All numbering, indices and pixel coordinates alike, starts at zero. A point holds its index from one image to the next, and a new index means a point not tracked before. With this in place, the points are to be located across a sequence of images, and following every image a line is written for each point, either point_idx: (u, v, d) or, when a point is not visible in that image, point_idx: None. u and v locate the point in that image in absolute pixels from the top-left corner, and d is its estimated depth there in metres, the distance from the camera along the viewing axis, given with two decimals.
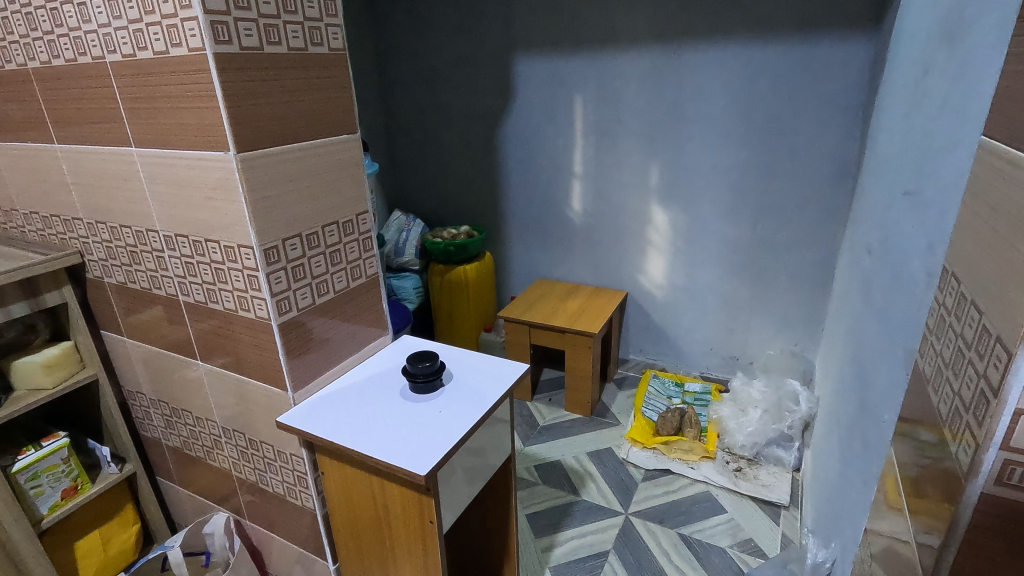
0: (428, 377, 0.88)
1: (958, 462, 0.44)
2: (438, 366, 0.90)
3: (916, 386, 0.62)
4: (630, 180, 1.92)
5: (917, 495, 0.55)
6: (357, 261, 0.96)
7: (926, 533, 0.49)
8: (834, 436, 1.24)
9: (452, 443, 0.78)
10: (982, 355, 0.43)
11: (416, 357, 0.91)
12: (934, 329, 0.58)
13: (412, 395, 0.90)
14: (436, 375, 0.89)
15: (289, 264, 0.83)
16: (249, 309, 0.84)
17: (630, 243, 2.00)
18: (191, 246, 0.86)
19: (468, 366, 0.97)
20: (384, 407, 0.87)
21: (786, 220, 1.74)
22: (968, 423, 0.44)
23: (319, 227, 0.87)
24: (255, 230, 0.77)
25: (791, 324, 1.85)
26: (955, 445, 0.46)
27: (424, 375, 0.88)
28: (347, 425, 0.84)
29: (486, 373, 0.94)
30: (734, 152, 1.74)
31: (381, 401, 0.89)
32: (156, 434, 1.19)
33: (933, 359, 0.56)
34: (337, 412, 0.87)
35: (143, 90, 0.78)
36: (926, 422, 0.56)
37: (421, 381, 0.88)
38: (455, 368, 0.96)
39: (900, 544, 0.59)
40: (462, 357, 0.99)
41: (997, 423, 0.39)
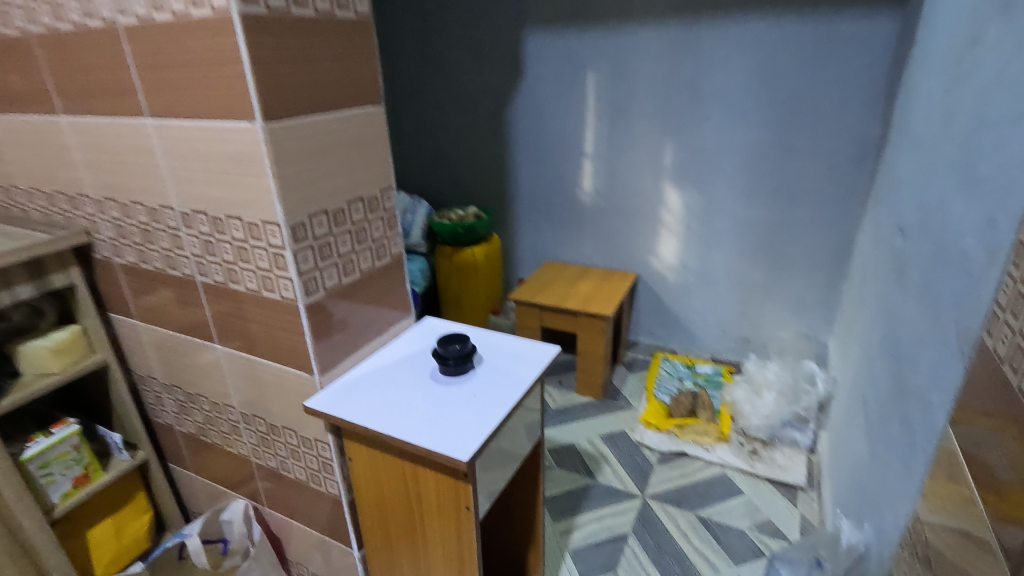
0: (459, 361, 0.85)
1: None
2: (470, 349, 0.87)
3: (984, 368, 0.60)
4: (643, 160, 1.88)
5: (992, 478, 0.53)
6: (382, 240, 0.92)
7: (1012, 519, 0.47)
8: (858, 417, 1.22)
9: (491, 427, 0.76)
10: None
11: (448, 339, 0.87)
12: (1010, 307, 0.55)
13: (442, 378, 0.87)
14: (466, 359, 0.86)
15: (316, 242, 0.79)
16: (273, 290, 0.80)
17: (642, 224, 1.97)
18: (210, 224, 0.82)
19: (497, 349, 0.94)
20: (416, 390, 0.84)
21: (802, 201, 1.72)
22: None
23: (346, 204, 0.83)
24: (282, 206, 0.73)
25: (805, 306, 1.83)
26: None
27: (455, 358, 0.85)
28: (378, 410, 0.81)
29: (518, 356, 0.91)
30: (752, 131, 1.71)
31: (411, 384, 0.86)
32: (169, 420, 1.15)
33: (1008, 337, 0.53)
34: (366, 397, 0.84)
35: (160, 56, 0.73)
36: (1002, 403, 0.54)
37: (451, 364, 0.85)
38: (484, 351, 0.93)
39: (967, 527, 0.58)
40: (490, 340, 0.96)
41: None
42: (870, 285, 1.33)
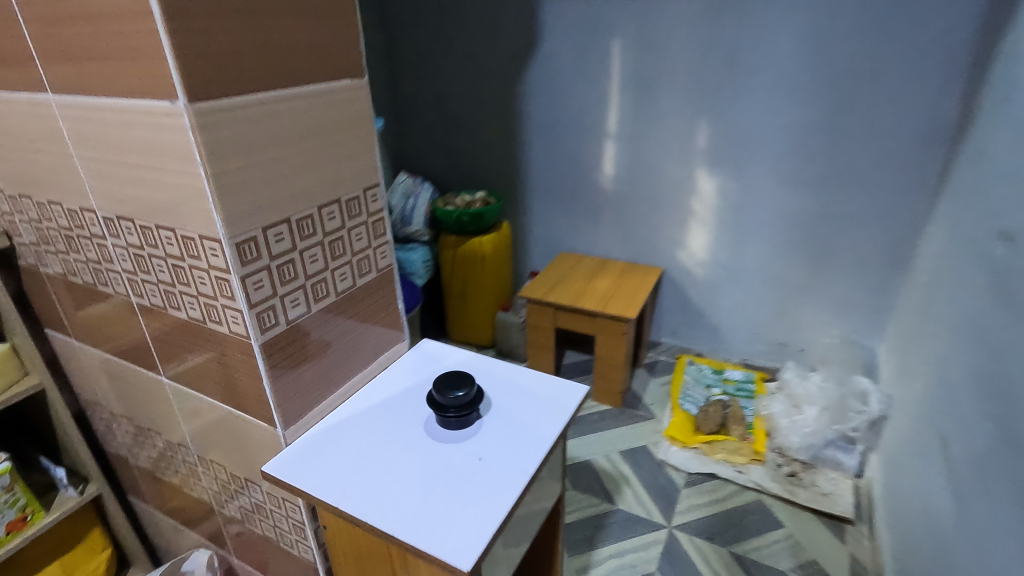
0: (462, 412, 0.67)
1: None
2: (476, 394, 0.69)
3: None
4: (673, 141, 1.66)
5: None
6: (365, 251, 0.72)
7: None
8: (935, 457, 1.04)
9: (503, 513, 0.57)
10: None
11: (446, 380, 0.69)
12: None
13: (441, 431, 0.69)
14: (470, 408, 0.68)
15: (273, 262, 0.60)
16: (220, 322, 0.62)
17: (670, 214, 1.76)
18: (139, 234, 0.63)
19: (510, 389, 0.75)
20: (407, 450, 0.66)
21: (858, 191, 1.50)
22: None
23: (315, 209, 0.63)
24: (222, 218, 0.53)
25: (853, 309, 1.63)
26: None
27: (457, 409, 0.67)
28: (358, 480, 0.63)
29: (535, 400, 0.73)
30: (803, 110, 1.48)
31: (402, 440, 0.68)
32: (123, 452, 0.98)
33: None
34: (343, 457, 0.66)
35: (51, 8, 0.53)
36: None
37: (451, 416, 0.67)
38: (494, 392, 0.74)
39: None
40: (501, 376, 0.77)
41: None
42: (952, 298, 1.13)
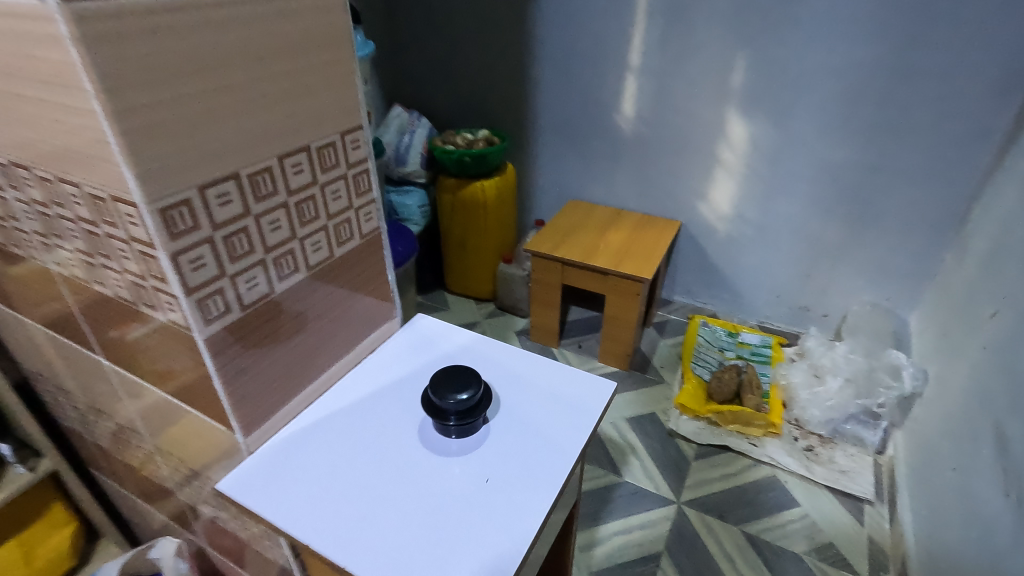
0: (468, 417, 0.55)
1: None
2: (482, 396, 0.56)
3: None
4: (705, 79, 1.46)
5: None
6: (344, 214, 0.57)
7: None
8: (986, 452, 0.93)
9: (518, 560, 0.46)
10: None
11: (442, 380, 0.57)
12: None
13: (439, 440, 0.57)
14: (477, 411, 0.55)
15: (219, 233, 0.45)
16: (153, 307, 0.47)
17: (694, 162, 1.58)
18: (40, 188, 0.47)
19: (523, 386, 0.62)
20: (398, 466, 0.54)
21: (911, 144, 1.33)
22: None
23: (274, 160, 0.47)
24: (135, 175, 0.38)
25: (887, 275, 1.50)
26: None
27: (462, 414, 0.55)
28: (336, 504, 0.51)
29: (553, 403, 0.60)
30: (859, 46, 1.29)
31: (391, 451, 0.56)
32: (76, 426, 0.86)
33: None
34: (319, 473, 0.54)
35: None
36: None
37: (454, 423, 0.55)
38: (504, 391, 0.62)
39: None
40: (511, 368, 0.65)
41: None
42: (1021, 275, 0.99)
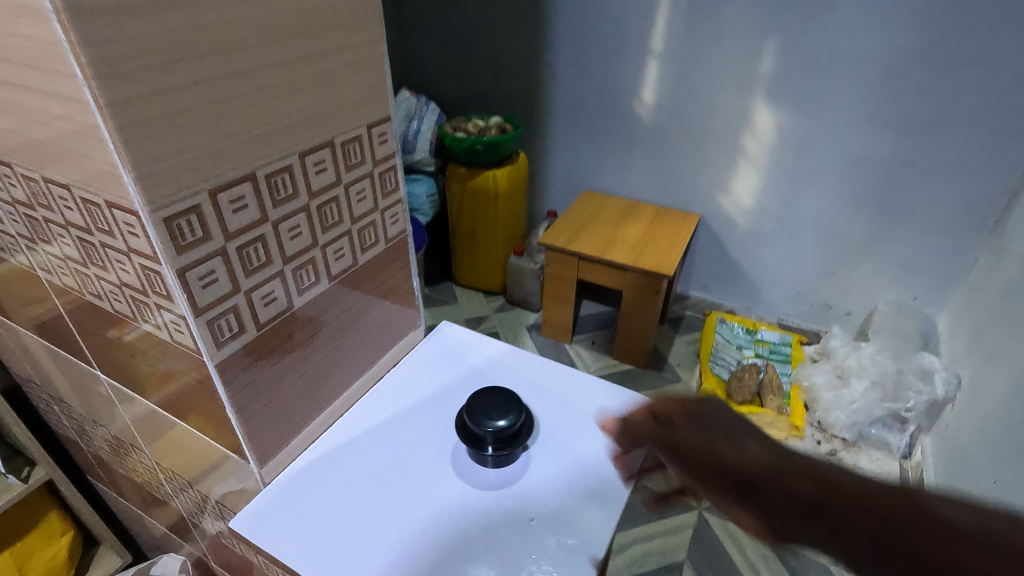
0: (508, 445, 0.50)
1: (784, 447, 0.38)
2: (523, 424, 0.51)
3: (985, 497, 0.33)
4: (730, 65, 1.39)
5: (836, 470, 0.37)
6: (369, 217, 0.51)
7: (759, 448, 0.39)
8: None
9: None
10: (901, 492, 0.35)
11: (477, 403, 0.51)
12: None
13: (471, 468, 0.51)
14: (518, 438, 0.50)
15: (232, 243, 0.39)
16: (157, 326, 0.42)
17: (716, 153, 1.51)
18: (24, 188, 0.41)
19: (562, 408, 0.57)
20: (429, 500, 0.49)
21: (948, 135, 1.27)
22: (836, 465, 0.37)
23: (294, 158, 0.41)
24: (135, 178, 0.32)
25: (915, 273, 1.44)
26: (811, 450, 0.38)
27: (502, 443, 0.49)
28: (362, 543, 0.46)
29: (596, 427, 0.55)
30: (897, 31, 1.22)
31: (421, 482, 0.51)
32: (71, 434, 0.81)
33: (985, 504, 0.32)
34: (342, 507, 0.49)
35: None
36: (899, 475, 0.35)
37: (493, 452, 0.50)
38: (542, 413, 0.57)
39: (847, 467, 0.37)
40: (547, 386, 0.59)
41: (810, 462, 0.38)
42: None
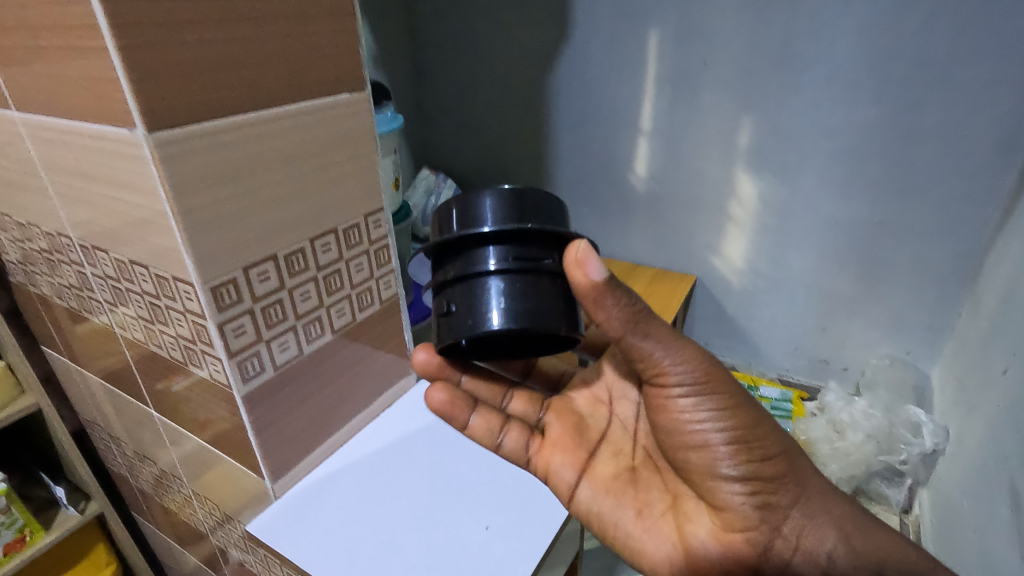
0: (470, 311, 0.54)
1: (732, 413, 0.56)
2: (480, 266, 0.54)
3: (751, 462, 0.56)
4: (712, 141, 1.53)
5: (736, 434, 0.56)
6: (366, 283, 0.65)
7: (718, 407, 0.56)
8: (1002, 511, 0.93)
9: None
10: (743, 452, 0.56)
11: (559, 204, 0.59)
12: (758, 484, 0.56)
13: (456, 532, 0.58)
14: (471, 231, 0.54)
15: (258, 305, 0.53)
16: (200, 367, 0.55)
17: (705, 219, 1.64)
18: (115, 267, 0.57)
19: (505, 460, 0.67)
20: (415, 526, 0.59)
21: (918, 200, 1.37)
22: (733, 435, 0.56)
23: (306, 241, 0.56)
24: (193, 262, 0.47)
25: (905, 328, 1.51)
26: (740, 429, 0.56)
27: (506, 303, 0.53)
28: (363, 547, 0.57)
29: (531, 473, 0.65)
30: (859, 109, 1.35)
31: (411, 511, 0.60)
32: (123, 470, 0.94)
33: (751, 467, 0.56)
34: (350, 539, 0.58)
35: (18, 38, 0.47)
36: (747, 449, 0.56)
37: (519, 313, 0.53)
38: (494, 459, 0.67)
39: (738, 429, 0.56)
40: None
41: (731, 424, 0.56)
42: None
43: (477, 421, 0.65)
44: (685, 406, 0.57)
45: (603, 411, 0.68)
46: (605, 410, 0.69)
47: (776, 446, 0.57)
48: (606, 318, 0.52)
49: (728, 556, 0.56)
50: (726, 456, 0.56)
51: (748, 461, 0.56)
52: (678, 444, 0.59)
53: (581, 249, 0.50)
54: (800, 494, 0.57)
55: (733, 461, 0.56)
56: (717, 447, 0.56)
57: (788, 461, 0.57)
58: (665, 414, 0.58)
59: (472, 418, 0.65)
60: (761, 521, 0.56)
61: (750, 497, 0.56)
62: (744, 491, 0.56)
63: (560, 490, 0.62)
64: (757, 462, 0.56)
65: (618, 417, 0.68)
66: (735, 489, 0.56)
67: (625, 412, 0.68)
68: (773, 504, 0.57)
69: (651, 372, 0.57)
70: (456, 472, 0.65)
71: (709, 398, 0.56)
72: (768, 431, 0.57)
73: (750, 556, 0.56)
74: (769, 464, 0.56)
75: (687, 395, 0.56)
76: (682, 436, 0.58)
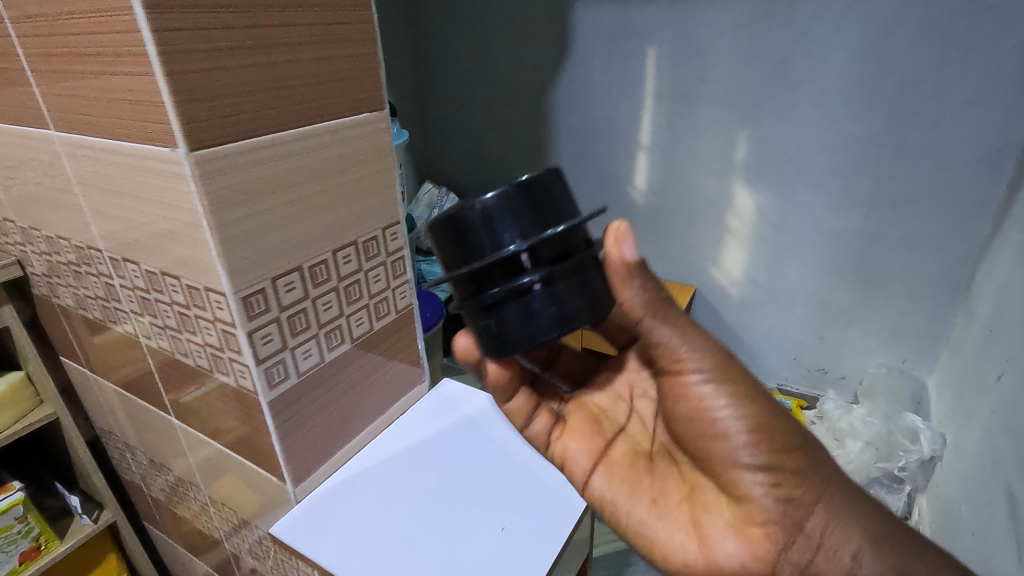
0: (519, 329, 0.46)
1: (752, 401, 0.52)
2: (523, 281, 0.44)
3: (773, 452, 0.51)
4: (710, 156, 1.57)
5: (758, 424, 0.51)
6: (383, 293, 0.67)
7: (736, 393, 0.52)
8: (999, 514, 0.95)
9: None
10: (765, 442, 0.51)
11: (562, 176, 0.49)
12: (782, 478, 0.51)
13: (475, 532, 0.60)
14: (492, 248, 0.44)
15: (284, 313, 0.55)
16: (227, 373, 0.58)
17: (704, 230, 1.67)
18: (144, 278, 0.59)
19: (518, 463, 0.68)
20: (433, 528, 0.61)
21: (911, 212, 1.41)
22: (754, 424, 0.51)
23: (329, 253, 0.59)
24: (226, 272, 0.49)
25: (901, 337, 1.54)
26: (761, 417, 0.52)
27: (549, 325, 0.46)
28: (384, 547, 0.59)
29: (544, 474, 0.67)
30: (852, 124, 1.39)
31: (428, 514, 0.62)
32: (137, 480, 0.95)
33: (773, 458, 0.51)
34: (367, 543, 0.59)
35: (62, 64, 0.50)
36: (770, 439, 0.51)
37: (577, 316, 0.46)
38: (508, 462, 0.69)
39: (759, 416, 0.52)
40: (509, 444, 0.71)
41: (750, 413, 0.52)
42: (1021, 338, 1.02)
43: (514, 404, 0.63)
44: (702, 394, 0.52)
45: (623, 407, 0.66)
46: (625, 405, 0.66)
47: (797, 435, 0.52)
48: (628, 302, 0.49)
49: (745, 550, 0.52)
50: (747, 445, 0.51)
51: (770, 452, 0.51)
52: (695, 433, 0.54)
53: (620, 229, 0.47)
54: (822, 489, 0.52)
55: (753, 451, 0.51)
56: (735, 436, 0.52)
57: (811, 453, 0.52)
58: (679, 402, 0.54)
59: (513, 397, 0.63)
60: (783, 514, 0.51)
61: (772, 489, 0.51)
62: (765, 482, 0.52)
63: (573, 476, 0.61)
64: (779, 450, 0.51)
65: (637, 412, 0.65)
66: (757, 479, 0.51)
67: (644, 410, 0.65)
68: (797, 498, 0.51)
69: (667, 360, 0.52)
70: (471, 476, 0.67)
71: (728, 386, 0.52)
72: (787, 421, 0.52)
73: (768, 553, 0.52)
74: (791, 454, 0.51)
75: (703, 381, 0.52)
76: (700, 425, 0.53)
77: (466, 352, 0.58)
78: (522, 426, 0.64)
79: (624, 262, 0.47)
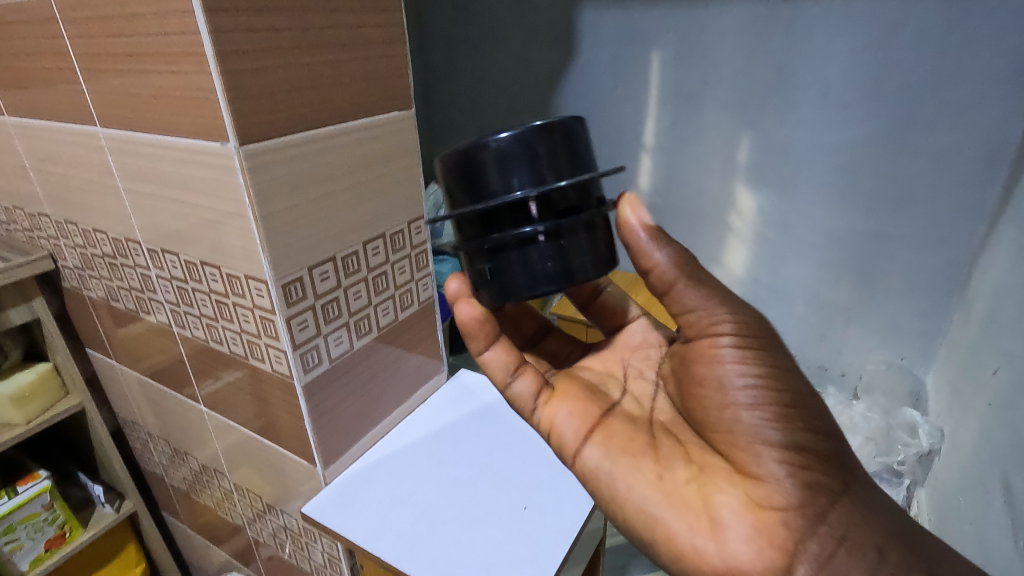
0: (516, 276, 0.48)
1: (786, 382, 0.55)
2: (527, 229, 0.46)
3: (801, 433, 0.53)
4: (713, 157, 1.60)
5: (788, 404, 0.54)
6: (408, 285, 0.70)
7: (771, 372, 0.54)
8: (997, 504, 0.98)
9: (562, 550, 0.58)
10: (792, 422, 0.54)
11: (585, 127, 0.50)
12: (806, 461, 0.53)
13: (499, 512, 0.63)
14: (502, 191, 0.46)
15: (318, 301, 0.58)
16: (262, 359, 0.60)
17: (707, 230, 1.70)
18: (183, 268, 0.62)
19: (536, 449, 0.71)
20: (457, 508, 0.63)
21: (909, 212, 1.44)
22: (784, 403, 0.54)
23: (360, 245, 0.61)
24: (269, 261, 0.52)
25: (900, 334, 1.57)
26: (793, 399, 0.54)
27: (545, 268, 0.47)
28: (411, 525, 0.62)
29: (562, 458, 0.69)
30: (852, 126, 1.42)
31: (451, 495, 0.65)
32: (159, 470, 0.98)
33: (800, 441, 0.53)
34: (396, 522, 0.62)
35: (113, 63, 0.52)
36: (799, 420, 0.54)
37: (575, 271, 0.48)
38: (527, 447, 0.71)
39: (791, 396, 0.54)
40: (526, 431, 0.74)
41: (783, 392, 0.54)
42: (1016, 334, 1.06)
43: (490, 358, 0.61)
44: (734, 365, 0.54)
45: (616, 384, 0.67)
46: (618, 383, 0.67)
47: (824, 423, 0.55)
48: (657, 266, 0.51)
49: (758, 532, 0.52)
50: (775, 422, 0.53)
51: (795, 431, 0.53)
52: (720, 405, 0.56)
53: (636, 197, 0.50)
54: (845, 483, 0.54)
55: (780, 427, 0.53)
56: (764, 409, 0.54)
57: (834, 443, 0.55)
58: (710, 370, 0.56)
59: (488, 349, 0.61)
60: (804, 501, 0.52)
61: (794, 471, 0.53)
62: (789, 461, 0.53)
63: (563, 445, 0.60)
64: (807, 433, 0.54)
65: (630, 392, 0.66)
66: (780, 458, 0.53)
67: (640, 391, 0.67)
68: (818, 487, 0.53)
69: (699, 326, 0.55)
70: (491, 461, 0.70)
71: (762, 360, 0.55)
72: (815, 408, 0.55)
73: (784, 541, 0.52)
74: (817, 440, 0.54)
75: (740, 352, 0.54)
76: (728, 398, 0.55)
77: (455, 295, 0.58)
78: (505, 384, 0.62)
79: (643, 226, 0.50)
